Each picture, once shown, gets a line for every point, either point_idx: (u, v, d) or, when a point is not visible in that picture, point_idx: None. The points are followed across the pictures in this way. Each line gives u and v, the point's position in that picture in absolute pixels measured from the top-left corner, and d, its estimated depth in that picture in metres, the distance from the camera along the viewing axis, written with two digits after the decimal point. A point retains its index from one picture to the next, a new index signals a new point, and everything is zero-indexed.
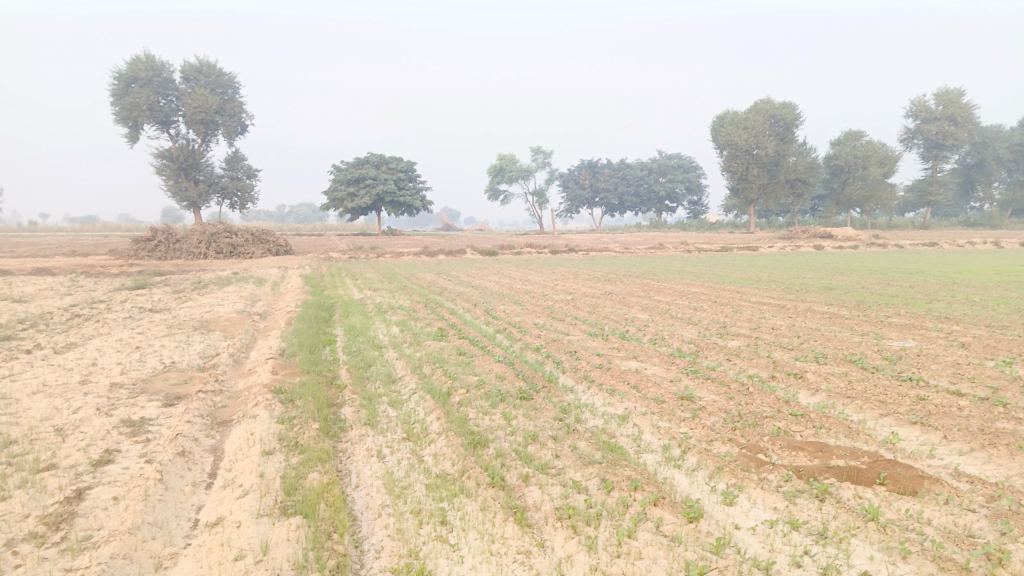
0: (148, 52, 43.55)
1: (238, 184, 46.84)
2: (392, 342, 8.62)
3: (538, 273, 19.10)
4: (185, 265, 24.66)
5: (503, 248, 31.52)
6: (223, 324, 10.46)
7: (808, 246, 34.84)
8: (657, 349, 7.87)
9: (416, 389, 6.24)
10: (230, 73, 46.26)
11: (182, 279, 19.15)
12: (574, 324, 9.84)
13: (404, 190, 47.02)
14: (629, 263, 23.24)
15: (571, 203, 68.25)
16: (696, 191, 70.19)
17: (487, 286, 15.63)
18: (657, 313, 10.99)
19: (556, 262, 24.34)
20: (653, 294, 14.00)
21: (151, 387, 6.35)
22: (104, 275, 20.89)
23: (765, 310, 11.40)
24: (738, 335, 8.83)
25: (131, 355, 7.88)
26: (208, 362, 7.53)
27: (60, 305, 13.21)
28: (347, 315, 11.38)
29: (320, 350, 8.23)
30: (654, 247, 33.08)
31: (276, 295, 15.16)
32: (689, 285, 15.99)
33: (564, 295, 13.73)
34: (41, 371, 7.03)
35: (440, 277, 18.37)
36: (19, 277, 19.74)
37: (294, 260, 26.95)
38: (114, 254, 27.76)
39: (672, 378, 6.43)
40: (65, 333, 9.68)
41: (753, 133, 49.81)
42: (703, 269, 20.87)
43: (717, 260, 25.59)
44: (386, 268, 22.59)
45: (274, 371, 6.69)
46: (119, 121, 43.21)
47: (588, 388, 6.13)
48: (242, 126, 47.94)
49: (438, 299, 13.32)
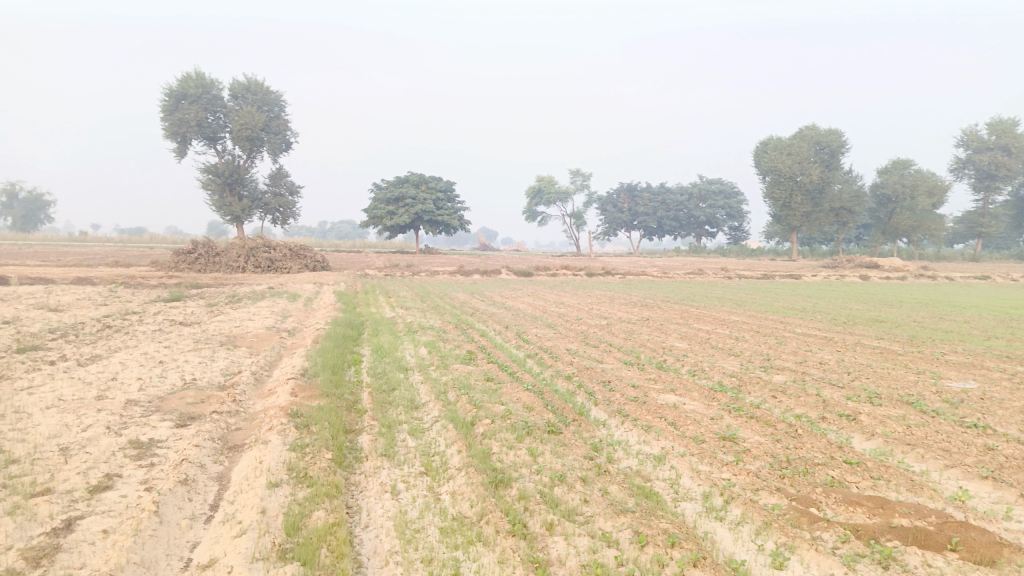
0: (198, 70, 44.61)
1: (281, 200, 47.47)
2: (418, 364, 8.31)
3: (573, 296, 18.76)
4: (222, 278, 24.88)
5: (539, 269, 31.23)
6: (250, 340, 10.30)
7: (853, 275, 33.93)
8: (697, 382, 7.43)
9: (439, 417, 5.91)
10: (277, 91, 47.08)
11: (217, 293, 19.17)
12: (608, 351, 9.42)
13: (443, 210, 47.12)
14: (667, 288, 22.76)
15: (609, 226, 67.77)
16: (737, 216, 69.21)
17: (520, 308, 15.31)
18: (696, 343, 10.50)
19: (592, 285, 23.96)
20: (691, 321, 13.51)
21: (165, 405, 6.13)
22: (143, 286, 21.11)
23: (811, 342, 10.82)
24: (783, 370, 8.32)
25: (153, 371, 7.71)
26: (229, 381, 7.33)
27: (94, 315, 13.26)
28: (376, 334, 11.13)
29: (344, 371, 7.95)
30: (693, 272, 32.49)
31: (308, 312, 15.04)
32: (729, 313, 15.43)
33: (599, 320, 13.30)
34: (60, 385, 6.88)
35: (474, 297, 18.08)
36: (61, 285, 20.04)
37: (330, 276, 27.09)
38: (156, 266, 28.19)
39: (712, 415, 5.99)
40: (93, 344, 9.61)
41: (797, 160, 48.92)
42: (744, 297, 20.29)
43: (758, 287, 24.93)
44: (420, 286, 22.40)
45: (293, 392, 6.42)
46: (168, 136, 44.24)
47: (622, 424, 5.72)
48: (287, 143, 48.70)
49: (469, 320, 13.03)
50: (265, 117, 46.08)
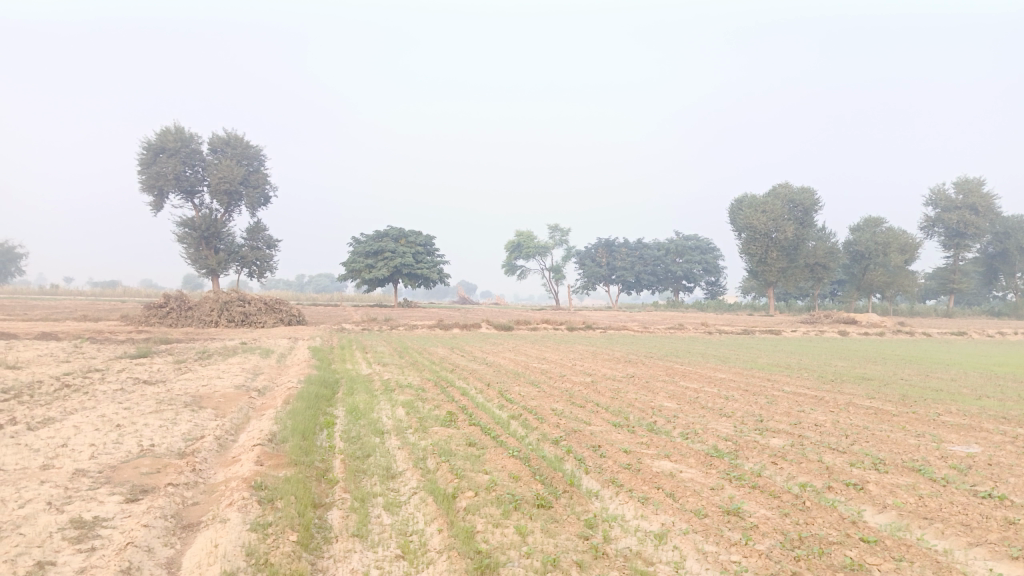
0: (178, 123, 44.58)
1: (258, 253, 46.90)
2: (396, 427, 7.83)
3: (555, 352, 18.37)
4: (194, 333, 24.20)
5: (519, 323, 30.86)
6: (217, 401, 9.72)
7: (832, 331, 34.06)
8: (691, 447, 7.04)
9: (417, 489, 5.45)
10: (257, 145, 47.04)
11: (187, 348, 18.53)
12: (595, 412, 8.99)
13: (422, 263, 46.79)
14: (649, 343, 22.51)
15: (587, 280, 67.83)
16: (713, 271, 69.75)
17: (501, 364, 14.86)
18: (686, 403, 10.09)
19: (573, 340, 23.66)
20: (678, 379, 13.12)
21: (117, 476, 5.58)
22: (110, 341, 20.40)
23: (803, 402, 10.45)
24: (779, 433, 7.95)
25: (108, 436, 7.13)
26: (190, 447, 6.78)
27: (53, 373, 12.58)
28: (351, 394, 10.59)
29: (316, 436, 7.43)
30: (674, 327, 32.33)
31: (281, 369, 14.44)
32: (715, 370, 15.07)
33: (583, 377, 12.87)
34: (3, 452, 6.29)
35: (453, 353, 17.57)
36: (24, 341, 19.27)
37: (306, 331, 26.49)
38: (126, 320, 27.46)
39: (712, 485, 5.59)
40: (47, 406, 8.98)
41: (771, 217, 49.59)
42: (727, 353, 20.02)
43: (740, 343, 24.75)
44: (398, 341, 21.87)
45: (259, 462, 5.92)
46: (145, 189, 43.86)
47: (616, 495, 5.32)
48: (266, 197, 48.45)
49: (450, 377, 12.53)
50: (244, 171, 45.94)
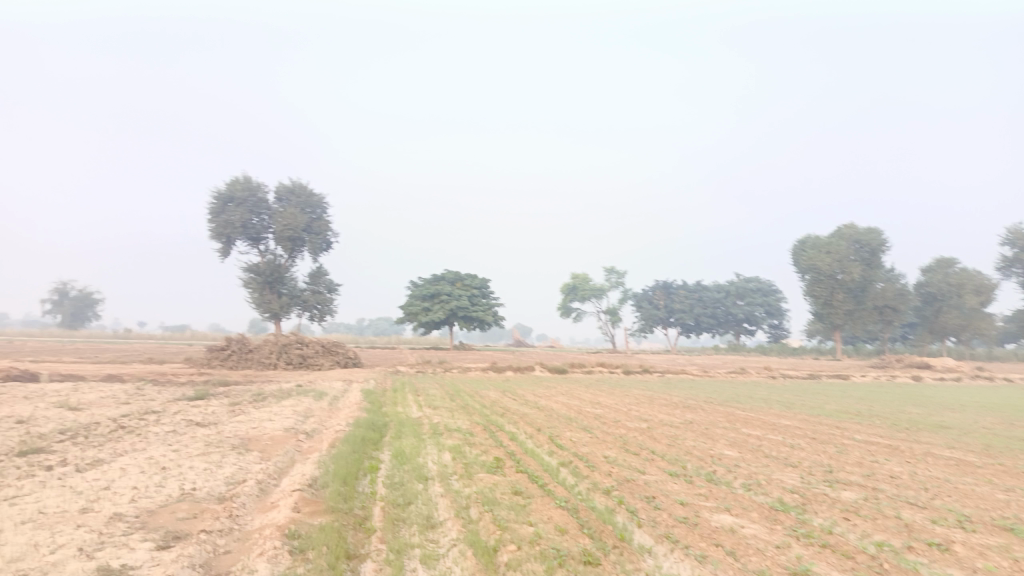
0: (246, 174, 46.30)
1: (319, 297, 47.74)
2: (441, 473, 7.56)
3: (611, 396, 17.85)
4: (253, 376, 24.51)
5: (574, 367, 30.35)
6: (264, 443, 9.63)
7: (905, 376, 32.45)
8: (754, 500, 6.56)
9: (457, 541, 5.15)
10: (320, 193, 48.36)
11: (243, 391, 18.73)
12: (650, 460, 8.54)
13: (477, 306, 46.80)
14: (709, 388, 21.73)
15: (645, 323, 66.75)
16: (776, 314, 67.81)
17: (554, 408, 14.46)
18: (748, 451, 9.51)
19: (630, 384, 23.07)
20: (739, 426, 12.47)
21: (152, 521, 5.45)
22: (171, 384, 20.80)
23: (876, 452, 9.72)
24: (851, 485, 7.36)
25: (152, 479, 7.08)
26: (231, 491, 6.65)
27: (112, 415, 12.77)
28: (399, 437, 10.39)
29: (357, 481, 7.21)
30: (736, 371, 31.28)
31: (332, 412, 14.36)
32: (779, 417, 14.32)
33: (639, 423, 12.36)
34: (46, 495, 6.26)
35: (505, 396, 17.24)
36: (90, 383, 19.79)
37: (361, 374, 26.57)
38: (189, 363, 28.10)
39: (778, 543, 5.12)
40: (99, 447, 9.04)
41: (836, 258, 48.15)
42: (793, 399, 19.13)
43: (806, 388, 23.70)
44: (451, 384, 21.69)
45: (296, 508, 5.72)
46: (213, 237, 45.44)
47: (671, 553, 4.91)
48: (328, 243, 49.51)
49: (499, 421, 12.21)
50: (307, 218, 47.17)
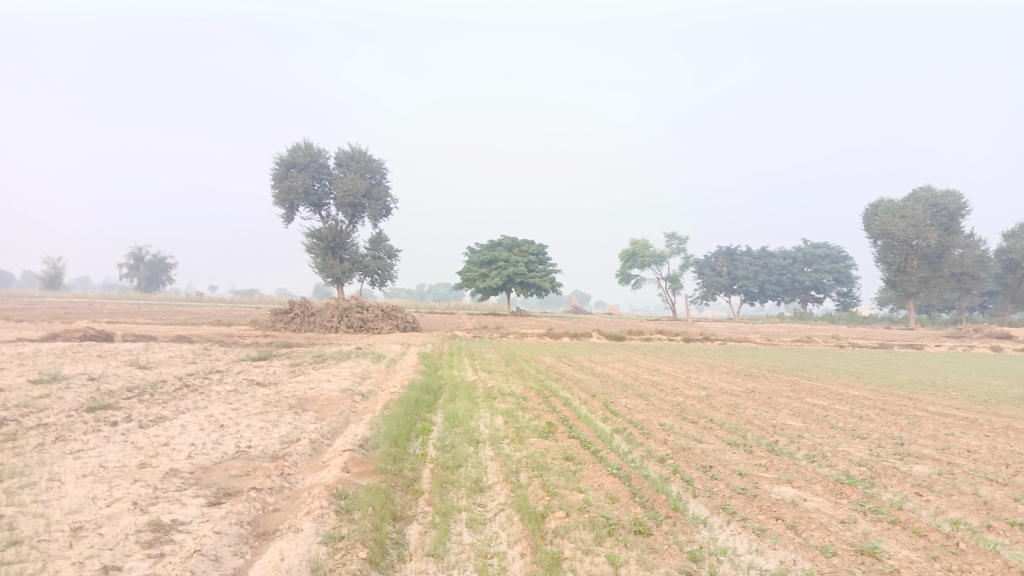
0: (308, 140, 46.97)
1: (380, 263, 48.36)
2: (492, 437, 7.47)
3: (669, 363, 17.52)
4: (314, 339, 25.03)
5: (633, 333, 29.97)
6: (320, 404, 9.75)
7: (983, 347, 30.92)
8: (817, 472, 6.26)
9: (504, 506, 5.04)
10: (379, 159, 48.70)
11: (304, 353, 19.11)
12: (708, 429, 8.27)
13: (535, 272, 46.57)
14: (772, 356, 21.12)
15: (706, 290, 65.43)
16: (846, 282, 65.50)
17: (611, 375, 14.25)
18: (812, 422, 9.13)
19: (690, 351, 22.61)
20: (804, 395, 12.01)
21: (206, 477, 5.51)
22: (236, 345, 21.40)
23: (952, 425, 9.19)
24: (924, 459, 6.96)
25: (210, 436, 7.21)
26: (284, 450, 6.70)
27: (178, 374, 13.18)
28: (453, 400, 10.36)
29: (408, 442, 7.19)
30: (801, 340, 30.34)
31: (389, 374, 14.48)
32: (846, 387, 13.74)
33: (697, 391, 12.03)
34: (109, 450, 6.43)
35: (561, 362, 17.08)
36: (160, 343, 20.54)
37: (419, 337, 26.85)
38: (254, 325, 28.91)
39: (842, 518, 4.83)
40: (163, 405, 9.29)
41: (912, 222, 46.02)
42: (861, 368, 18.41)
43: (876, 358, 22.80)
44: (507, 349, 21.65)
45: (345, 468, 5.70)
46: (277, 203, 46.39)
47: (727, 525, 4.71)
48: (388, 209, 49.94)
49: (554, 386, 12.09)
50: (367, 184, 47.61)
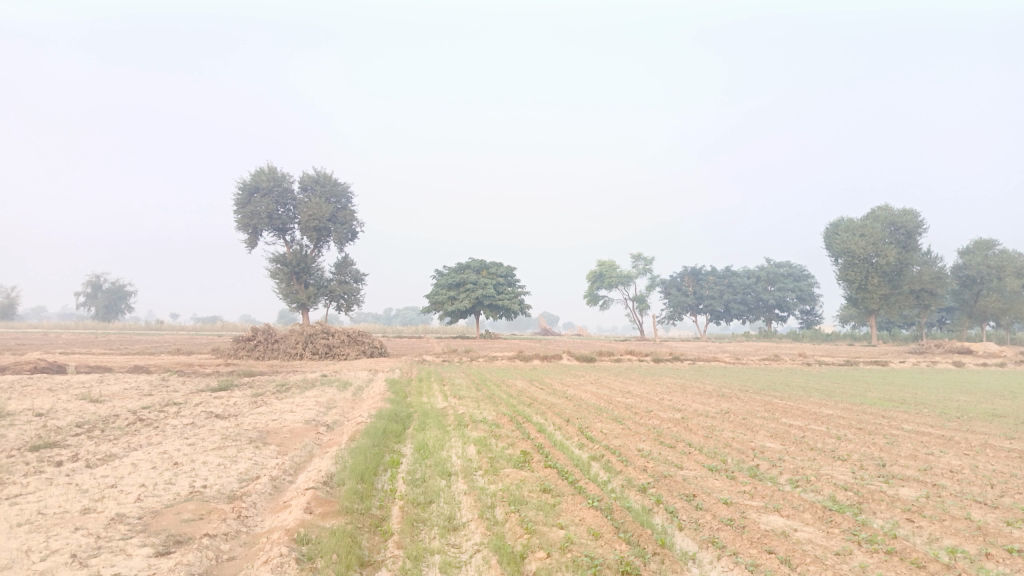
0: (271, 164, 46.32)
1: (346, 287, 47.66)
2: (465, 469, 7.12)
3: (642, 385, 17.31)
4: (278, 366, 24.37)
5: (603, 354, 29.80)
6: (283, 436, 9.29)
7: (946, 362, 31.39)
8: (804, 498, 6.04)
9: (480, 547, 4.71)
10: (345, 183, 48.21)
11: (268, 381, 18.50)
12: (687, 454, 8.01)
13: (503, 295, 46.28)
14: (742, 375, 21.08)
15: (673, 310, 65.84)
16: (809, 299, 66.43)
17: (584, 398, 13.97)
18: (792, 444, 8.95)
19: (660, 372, 22.48)
20: (779, 416, 11.85)
21: (155, 523, 5.07)
22: (196, 374, 20.67)
23: (930, 444, 9.07)
24: (909, 482, 6.79)
25: (162, 476, 6.73)
26: (243, 490, 6.26)
27: (133, 407, 12.56)
28: (423, 429, 9.98)
29: (376, 478, 6.79)
30: (769, 358, 30.48)
31: (355, 402, 14.02)
32: (819, 406, 13.64)
33: (673, 413, 11.81)
34: (49, 494, 5.93)
35: (532, 386, 16.75)
36: (115, 374, 19.75)
37: (386, 363, 26.31)
38: (216, 353, 28.10)
39: (837, 550, 4.60)
40: (114, 441, 8.76)
41: (871, 241, 46.88)
42: (832, 386, 18.43)
43: (845, 375, 22.90)
44: (477, 373, 21.25)
45: (308, 509, 5.31)
46: (240, 228, 45.55)
47: (718, 561, 4.43)
48: (353, 233, 49.35)
49: (526, 412, 11.77)
50: (332, 208, 47.03)
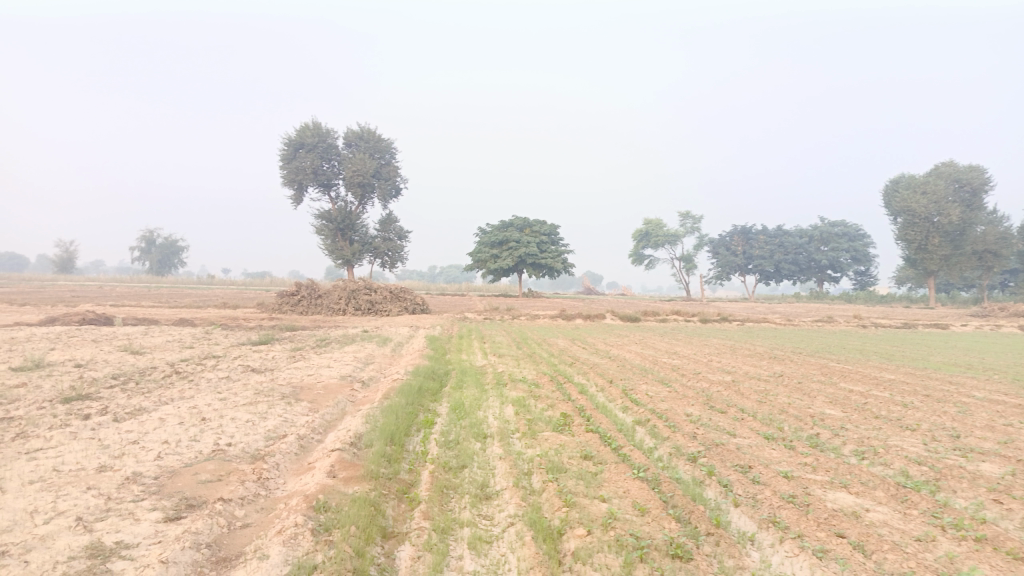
0: (316, 120, 46.12)
1: (390, 244, 47.56)
2: (501, 431, 6.71)
3: (689, 345, 16.72)
4: (320, 321, 24.39)
5: (648, 314, 29.13)
6: (316, 393, 9.01)
7: (1009, 325, 29.90)
8: (874, 474, 5.47)
9: (514, 520, 4.30)
10: (388, 139, 47.79)
11: (308, 336, 18.41)
12: (740, 420, 7.47)
13: (547, 253, 45.62)
14: (794, 338, 20.27)
15: (721, 270, 64.39)
16: (864, 260, 64.20)
17: (629, 358, 13.48)
18: (853, 411, 8.32)
19: (707, 333, 21.81)
20: (837, 381, 11.16)
21: (170, 485, 4.77)
22: (238, 328, 20.76)
23: (1007, 414, 8.34)
24: (990, 456, 6.14)
25: (187, 432, 6.46)
26: (267, 449, 5.95)
27: (172, 359, 12.52)
28: (460, 388, 9.62)
29: (408, 439, 6.41)
30: (822, 320, 29.41)
31: (393, 358, 13.77)
32: (879, 371, 12.88)
33: (721, 376, 11.20)
34: (69, 450, 5.72)
35: (574, 345, 16.27)
36: (160, 327, 19.94)
37: (428, 320, 26.14)
38: (261, 308, 28.34)
39: (918, 535, 4.06)
40: (146, 395, 8.60)
41: (933, 199, 44.63)
42: (891, 350, 17.55)
43: (903, 338, 21.89)
44: (518, 331, 20.88)
45: (331, 472, 4.95)
46: (286, 184, 45.67)
47: (781, 545, 3.93)
48: (397, 189, 49.05)
49: (568, 371, 11.33)
50: (376, 164, 46.75)
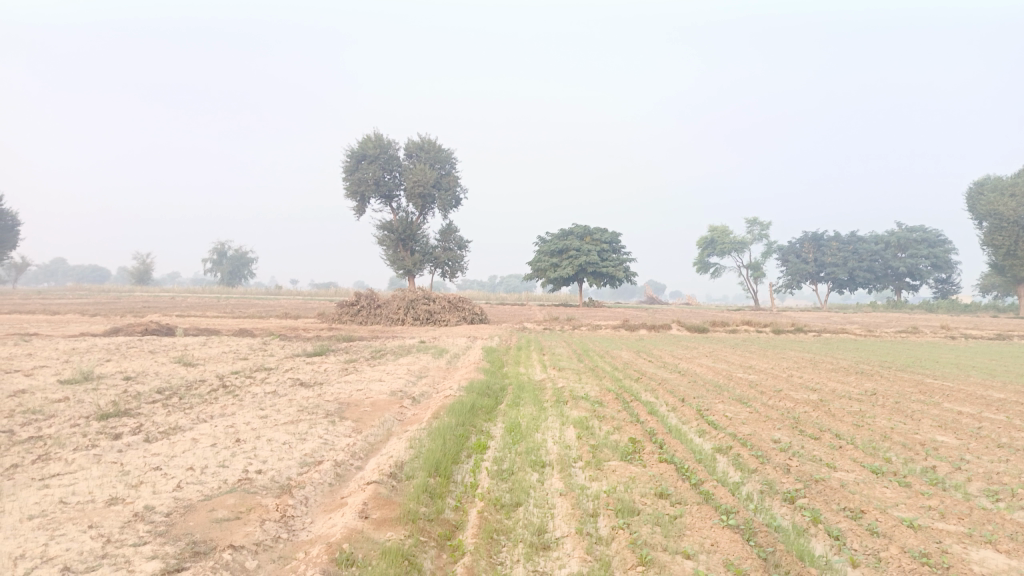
0: (378, 132, 46.37)
1: (450, 254, 47.31)
2: (561, 459, 5.92)
3: (764, 359, 15.57)
4: (378, 332, 24.08)
5: (716, 324, 27.86)
6: (364, 411, 8.40)
7: None
8: (1022, 523, 4.45)
9: None
10: (449, 149, 47.60)
11: (363, 347, 17.97)
12: (839, 448, 6.49)
13: (608, 261, 44.49)
14: (878, 350, 18.83)
15: (791, 278, 61.96)
16: (945, 267, 60.74)
17: (700, 373, 12.51)
18: (970, 438, 7.20)
19: (782, 344, 20.53)
20: (941, 400, 9.93)
21: (181, 524, 4.15)
22: (295, 339, 20.57)
23: None
24: None
25: (218, 455, 5.88)
26: (299, 478, 5.30)
27: (223, 372, 12.18)
28: (516, 405, 8.85)
29: (456, 468, 5.67)
30: (905, 330, 27.52)
31: (448, 372, 13.13)
32: (986, 388, 11.53)
33: (806, 394, 10.13)
34: (85, 476, 5.19)
35: (640, 358, 15.33)
36: (219, 337, 19.90)
37: (487, 330, 25.51)
38: (321, 318, 28.29)
39: None
40: (187, 411, 8.14)
41: (1023, 202, 41.74)
42: (990, 364, 15.99)
43: (1000, 351, 20.09)
44: (579, 342, 20.04)
45: (363, 513, 4.26)
46: (349, 195, 46.02)
47: None
48: (458, 200, 48.81)
49: (634, 388, 10.45)
50: (436, 174, 46.59)
